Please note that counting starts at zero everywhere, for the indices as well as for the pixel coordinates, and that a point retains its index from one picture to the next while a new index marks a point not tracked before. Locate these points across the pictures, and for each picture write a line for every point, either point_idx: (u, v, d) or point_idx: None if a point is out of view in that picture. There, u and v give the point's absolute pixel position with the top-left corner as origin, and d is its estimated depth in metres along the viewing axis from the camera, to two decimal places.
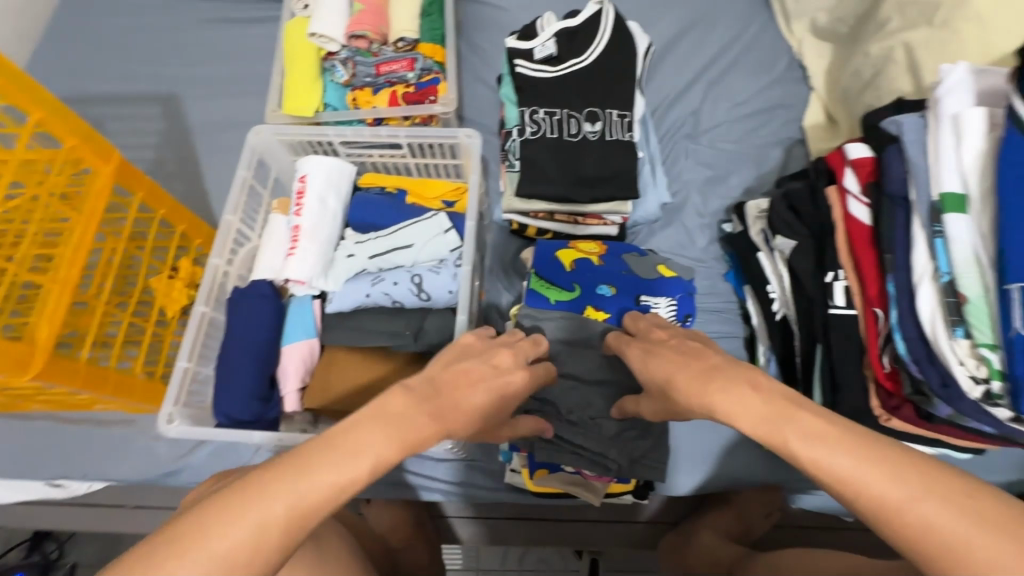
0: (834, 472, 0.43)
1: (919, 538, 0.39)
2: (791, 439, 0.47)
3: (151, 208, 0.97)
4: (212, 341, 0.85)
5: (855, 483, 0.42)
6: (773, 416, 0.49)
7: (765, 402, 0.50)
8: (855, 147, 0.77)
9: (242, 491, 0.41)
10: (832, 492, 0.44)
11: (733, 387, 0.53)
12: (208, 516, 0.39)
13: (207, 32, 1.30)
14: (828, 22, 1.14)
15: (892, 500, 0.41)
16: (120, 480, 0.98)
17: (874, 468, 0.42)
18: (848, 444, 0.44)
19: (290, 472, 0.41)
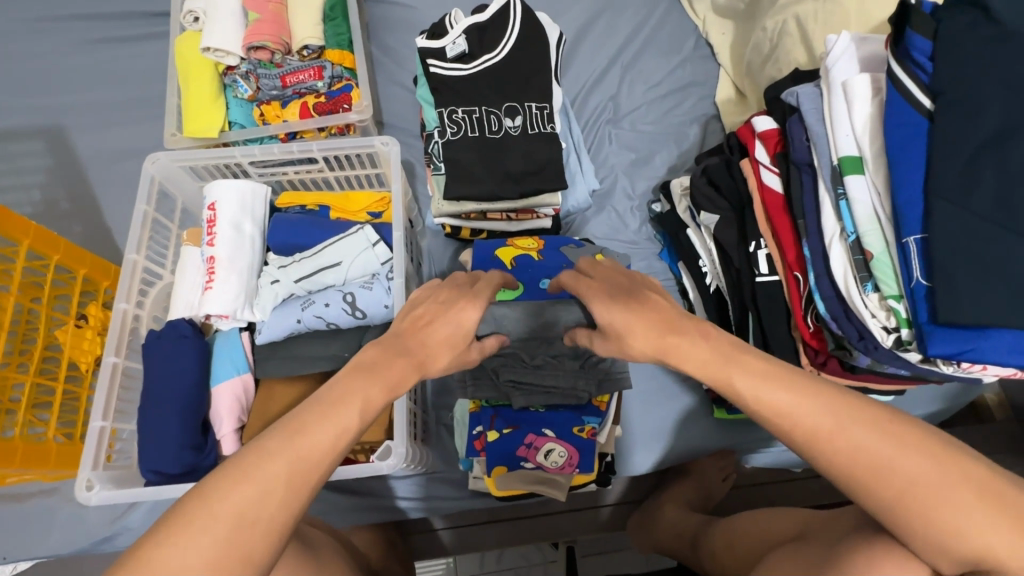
0: (776, 409, 0.48)
1: (843, 461, 0.45)
2: (737, 382, 0.51)
3: (43, 254, 0.87)
4: (129, 394, 0.78)
5: (790, 417, 0.48)
6: (722, 365, 0.53)
7: (713, 348, 0.54)
8: (762, 120, 0.81)
9: (201, 515, 0.42)
10: (769, 425, 0.49)
11: (687, 338, 0.55)
12: (171, 543, 0.41)
13: (87, 53, 1.19)
14: (727, 0, 1.19)
15: (822, 428, 0.46)
16: (47, 556, 0.89)
17: (805, 403, 0.48)
18: (784, 383, 0.49)
19: (239, 479, 0.44)
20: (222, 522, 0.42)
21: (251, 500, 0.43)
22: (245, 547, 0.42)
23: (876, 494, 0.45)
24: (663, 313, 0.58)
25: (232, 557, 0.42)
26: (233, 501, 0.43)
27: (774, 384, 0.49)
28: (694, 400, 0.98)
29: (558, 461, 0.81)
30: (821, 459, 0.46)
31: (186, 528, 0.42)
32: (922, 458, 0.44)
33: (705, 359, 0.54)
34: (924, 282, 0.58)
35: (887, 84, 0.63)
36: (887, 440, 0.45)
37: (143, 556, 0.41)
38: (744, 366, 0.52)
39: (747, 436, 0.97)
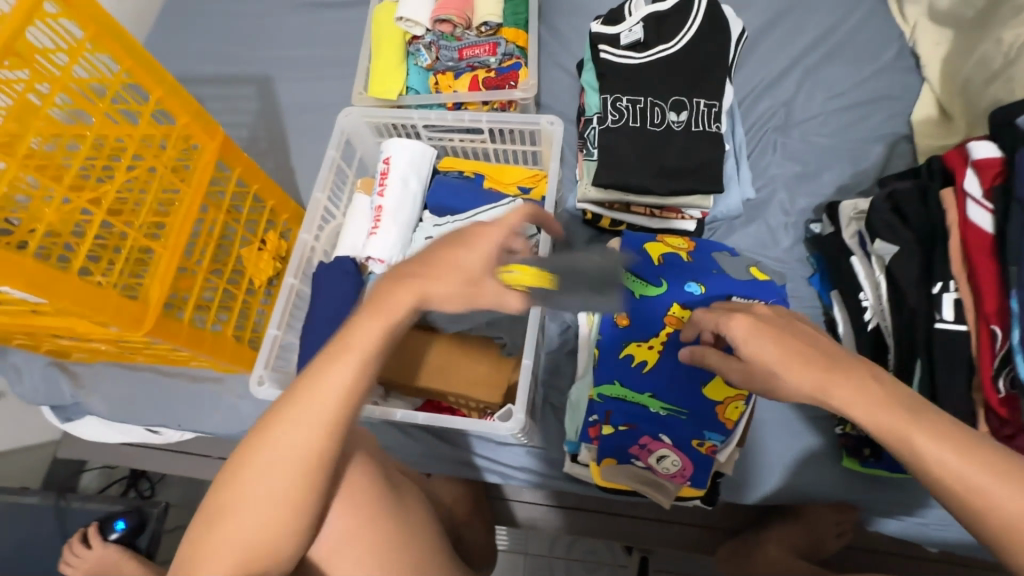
0: (945, 472, 0.45)
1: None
2: (916, 438, 0.46)
3: (247, 183, 1.03)
4: (298, 313, 0.90)
5: (981, 494, 0.44)
6: (904, 426, 0.47)
7: (881, 391, 0.48)
8: (981, 146, 0.70)
9: (270, 460, 0.47)
10: (948, 495, 0.45)
11: (857, 377, 0.49)
12: (251, 477, 0.47)
13: (300, 17, 1.36)
14: (950, 6, 1.03)
15: (1021, 516, 0.43)
16: (208, 432, 1.07)
17: (1002, 484, 0.44)
18: (978, 458, 0.45)
19: (291, 419, 0.47)
20: (285, 461, 0.47)
21: (302, 442, 0.47)
22: (300, 489, 0.47)
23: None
24: (817, 350, 0.52)
25: (297, 493, 0.47)
26: (293, 449, 0.47)
27: (945, 446, 0.45)
28: (820, 441, 0.90)
29: (670, 468, 0.80)
30: (1012, 546, 0.43)
31: (258, 464, 0.47)
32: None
33: (873, 408, 0.48)
34: None
35: None
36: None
37: (231, 485, 0.47)
38: (930, 430, 0.46)
39: (879, 496, 0.86)
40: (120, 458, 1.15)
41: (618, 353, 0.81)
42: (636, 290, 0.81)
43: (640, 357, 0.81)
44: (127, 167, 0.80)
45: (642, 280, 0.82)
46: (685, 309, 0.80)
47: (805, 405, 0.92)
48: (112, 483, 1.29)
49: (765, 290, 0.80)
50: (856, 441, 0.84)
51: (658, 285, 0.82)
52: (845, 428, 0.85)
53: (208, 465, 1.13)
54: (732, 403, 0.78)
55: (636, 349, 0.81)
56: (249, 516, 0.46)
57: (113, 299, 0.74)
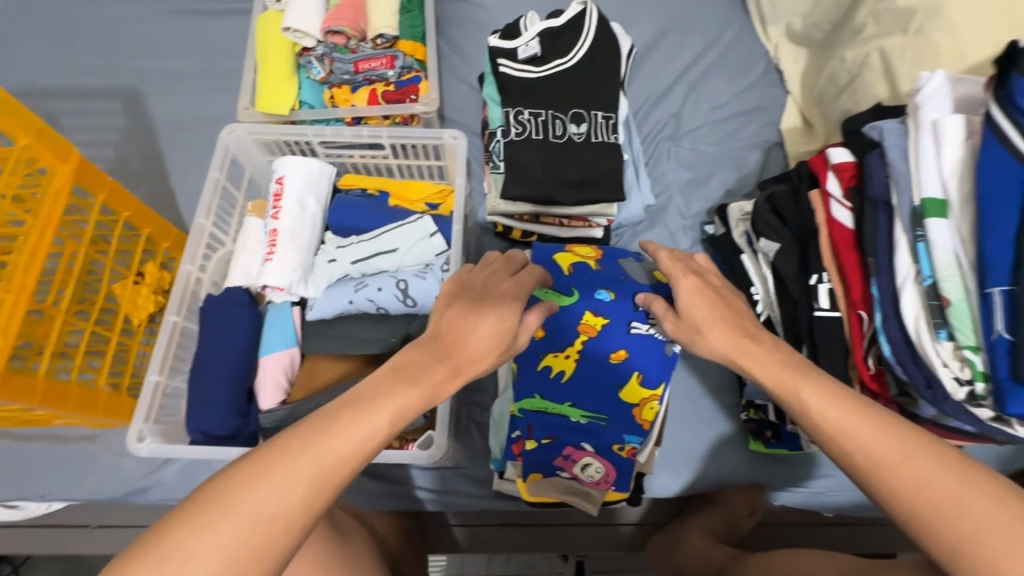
0: (841, 426, 0.48)
1: (905, 490, 0.44)
2: (803, 392, 0.52)
3: (115, 210, 0.91)
4: (184, 353, 0.81)
5: (848, 433, 0.47)
6: (791, 379, 0.53)
7: (787, 362, 0.55)
8: (837, 152, 0.79)
9: (281, 471, 0.41)
10: (824, 438, 0.49)
11: (766, 350, 0.57)
12: (238, 492, 0.40)
13: (171, 24, 1.24)
14: (804, 27, 1.16)
15: (887, 456, 0.45)
16: (82, 499, 0.92)
17: (868, 424, 0.47)
18: (847, 398, 0.50)
19: (310, 435, 0.43)
20: (299, 481, 0.41)
21: (334, 456, 0.43)
22: (289, 515, 0.40)
23: (939, 538, 0.42)
24: (741, 321, 0.61)
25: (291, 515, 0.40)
26: (308, 463, 0.42)
27: (834, 400, 0.50)
28: (729, 428, 0.96)
29: (594, 475, 0.82)
30: (880, 487, 0.45)
31: (256, 485, 0.40)
32: (997, 509, 0.41)
33: (776, 366, 0.55)
34: (1007, 337, 0.56)
35: (986, 128, 0.60)
36: (950, 479, 0.43)
37: (204, 504, 0.40)
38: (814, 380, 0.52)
39: (782, 473, 0.94)
40: None
41: (535, 366, 0.80)
42: (550, 303, 0.81)
43: (558, 367, 0.80)
44: None
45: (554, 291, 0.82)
46: (601, 317, 0.80)
47: (713, 396, 0.98)
48: None
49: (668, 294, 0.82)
50: (760, 425, 0.91)
51: (570, 294, 0.82)
52: (749, 414, 0.91)
53: (85, 537, 0.97)
54: (647, 404, 0.81)
55: (553, 360, 0.80)
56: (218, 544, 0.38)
57: None
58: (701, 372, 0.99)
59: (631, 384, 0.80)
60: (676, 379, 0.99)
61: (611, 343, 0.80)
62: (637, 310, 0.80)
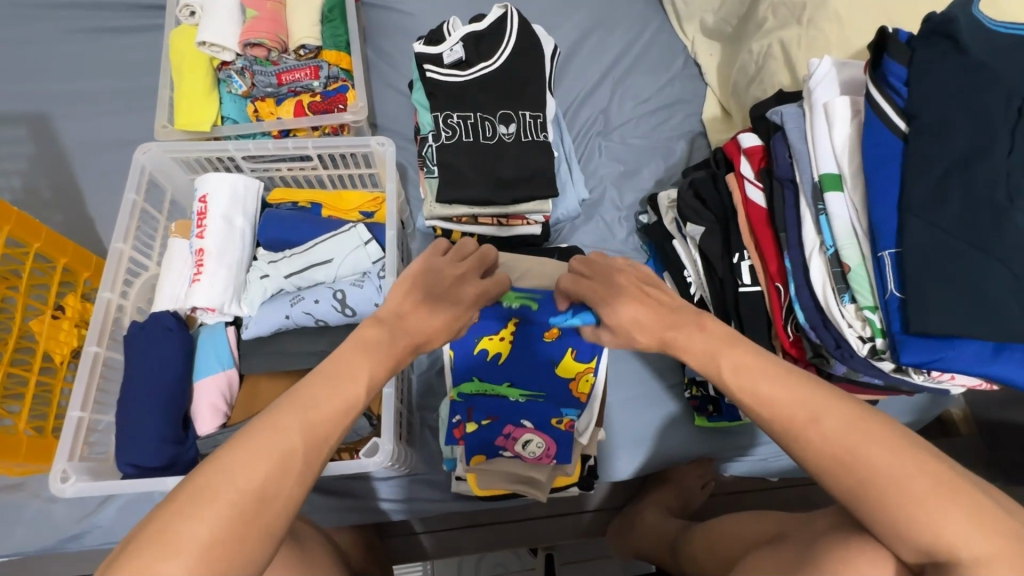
0: (758, 396, 0.53)
1: (813, 447, 0.49)
2: (728, 373, 0.56)
3: (24, 242, 0.85)
4: (110, 385, 0.77)
5: (768, 403, 0.52)
6: (716, 351, 0.58)
7: (709, 340, 0.60)
8: (747, 137, 0.84)
9: (218, 491, 0.41)
10: (749, 410, 0.53)
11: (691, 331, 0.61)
12: (190, 517, 0.40)
13: (77, 43, 1.17)
14: (715, 22, 1.22)
15: (797, 417, 0.50)
16: (10, 554, 0.86)
17: (783, 391, 0.52)
18: (770, 374, 0.53)
19: (244, 452, 0.44)
20: (237, 496, 0.41)
21: (264, 472, 0.43)
22: (234, 534, 0.40)
23: (841, 484, 0.47)
24: (664, 308, 0.65)
25: (253, 526, 0.41)
26: (250, 474, 0.43)
27: (757, 373, 0.54)
28: (676, 407, 1.00)
29: (536, 451, 0.81)
30: (797, 444, 0.50)
31: (194, 505, 0.41)
32: (892, 452, 0.47)
33: (699, 347, 0.60)
34: (898, 294, 0.61)
35: (866, 107, 0.66)
36: (853, 431, 0.48)
37: (157, 534, 0.39)
38: (732, 357, 0.57)
39: (727, 444, 0.98)
40: None
41: (473, 351, 0.86)
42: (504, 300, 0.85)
43: (495, 349, 0.87)
44: None
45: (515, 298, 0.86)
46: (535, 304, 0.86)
47: (659, 378, 1.01)
48: None
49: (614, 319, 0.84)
50: (702, 401, 0.95)
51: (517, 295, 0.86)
52: (692, 391, 0.95)
53: None
54: (583, 377, 0.86)
55: (489, 343, 0.87)
56: (185, 563, 0.38)
57: None
58: (645, 356, 1.03)
59: (567, 359, 0.86)
60: (622, 365, 1.02)
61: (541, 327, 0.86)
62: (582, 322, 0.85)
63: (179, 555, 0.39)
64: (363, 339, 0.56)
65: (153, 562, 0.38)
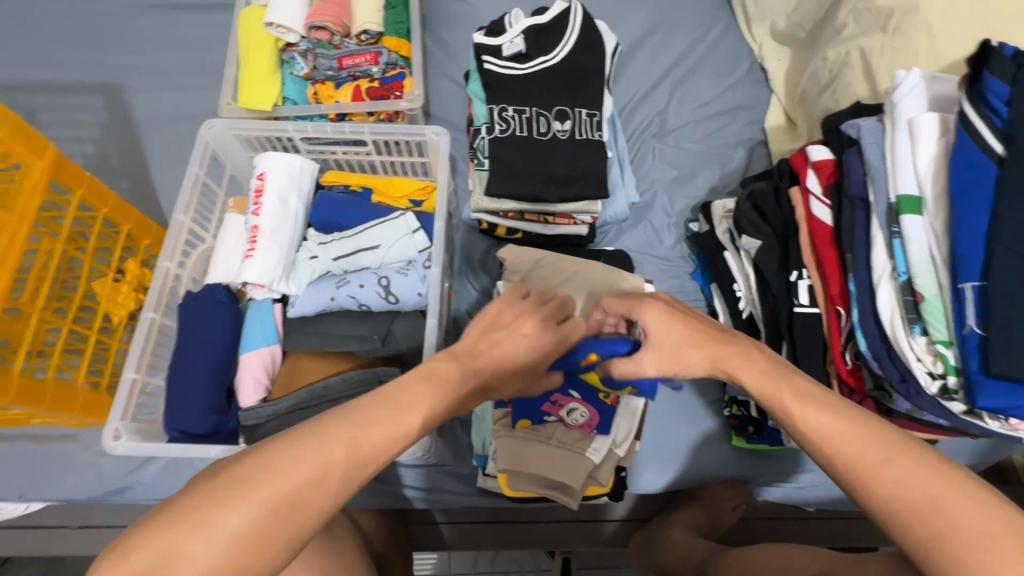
0: (824, 432, 0.49)
1: (883, 491, 0.46)
2: (787, 403, 0.52)
3: (93, 207, 0.90)
4: (164, 350, 0.80)
5: (831, 440, 0.49)
6: (775, 381, 0.54)
7: (767, 366, 0.56)
8: (817, 150, 0.79)
9: (255, 483, 0.42)
10: (808, 445, 0.50)
11: (748, 357, 0.57)
12: (226, 503, 0.41)
13: (153, 18, 1.22)
14: (787, 26, 1.16)
15: (869, 457, 0.47)
16: (60, 499, 0.91)
17: (850, 431, 0.49)
18: (839, 410, 0.50)
19: (288, 451, 0.44)
20: (274, 496, 0.42)
21: (303, 479, 0.43)
22: (259, 535, 0.41)
23: (917, 536, 0.44)
24: (709, 328, 0.61)
25: (281, 529, 0.42)
26: (298, 477, 0.43)
27: (823, 408, 0.50)
28: (713, 425, 0.97)
29: (579, 419, 0.81)
30: (866, 489, 0.46)
31: (233, 492, 0.42)
32: (975, 508, 0.43)
33: (757, 374, 0.56)
34: (978, 332, 0.57)
35: (958, 126, 0.61)
36: (933, 481, 0.45)
37: (192, 511, 0.41)
38: (796, 385, 0.53)
39: (764, 468, 0.94)
40: None
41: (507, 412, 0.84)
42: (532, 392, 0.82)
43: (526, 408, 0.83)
44: None
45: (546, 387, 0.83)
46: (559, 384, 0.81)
47: (697, 393, 0.98)
48: None
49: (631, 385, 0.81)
50: (742, 421, 0.92)
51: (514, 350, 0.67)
52: (732, 410, 0.92)
53: (64, 537, 0.96)
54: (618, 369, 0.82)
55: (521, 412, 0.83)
56: (216, 549, 0.39)
57: None
58: None
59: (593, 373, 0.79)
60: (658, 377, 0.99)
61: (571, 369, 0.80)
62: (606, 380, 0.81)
63: (206, 540, 0.39)
64: (433, 371, 0.54)
65: (186, 537, 0.39)
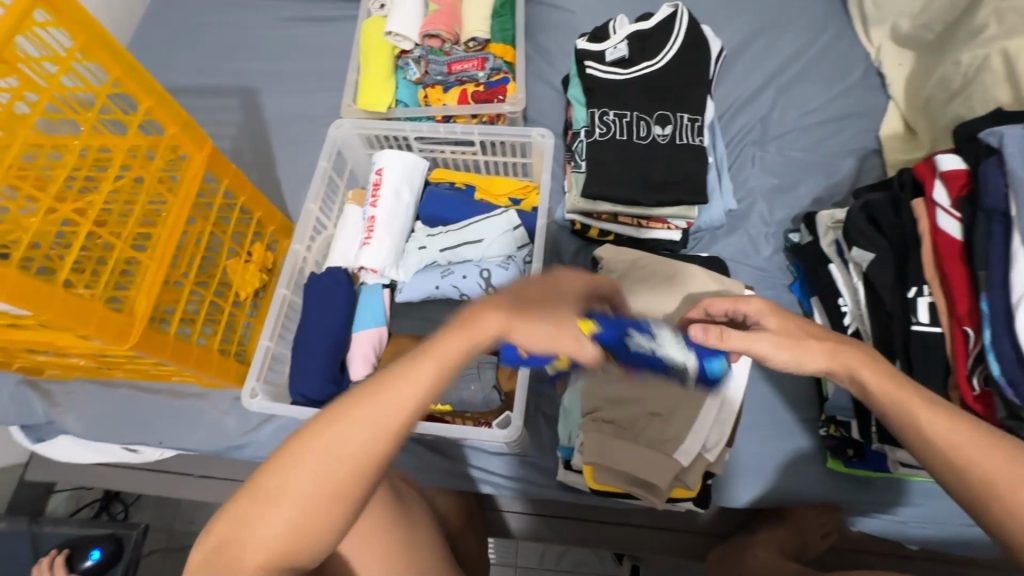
0: (955, 446, 0.50)
1: (1015, 513, 0.47)
2: (916, 412, 0.52)
3: (234, 194, 1.02)
4: (290, 324, 0.89)
5: (969, 455, 0.49)
6: (904, 392, 0.54)
7: (892, 371, 0.55)
8: (947, 158, 0.74)
9: (301, 459, 0.49)
10: (939, 458, 0.51)
11: (872, 361, 0.56)
12: (283, 477, 0.49)
13: (286, 29, 1.36)
14: (911, 29, 1.09)
15: (1003, 478, 0.48)
16: (190, 449, 1.04)
17: (984, 445, 0.49)
18: (973, 428, 0.50)
19: (324, 427, 0.50)
20: (317, 468, 0.49)
21: (342, 450, 0.50)
22: (320, 498, 0.49)
23: None
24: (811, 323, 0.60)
25: (334, 497, 0.49)
26: (336, 453, 0.49)
27: (956, 424, 0.50)
28: (806, 444, 0.93)
29: (661, 434, 0.81)
30: (991, 506, 0.48)
31: (289, 468, 0.49)
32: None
33: (884, 378, 0.55)
34: None
35: None
36: None
37: (256, 488, 0.49)
38: (927, 398, 0.53)
39: (861, 495, 0.89)
40: (97, 481, 1.12)
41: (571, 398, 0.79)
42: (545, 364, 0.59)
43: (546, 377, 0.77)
44: (114, 177, 0.78)
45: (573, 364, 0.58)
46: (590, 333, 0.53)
47: (789, 410, 0.95)
48: (80, 507, 1.27)
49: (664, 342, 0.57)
50: (840, 442, 0.87)
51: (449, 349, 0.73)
52: (829, 430, 0.88)
53: (189, 483, 1.10)
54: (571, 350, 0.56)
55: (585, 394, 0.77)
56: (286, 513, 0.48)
57: (99, 313, 0.73)
58: (776, 385, 0.96)
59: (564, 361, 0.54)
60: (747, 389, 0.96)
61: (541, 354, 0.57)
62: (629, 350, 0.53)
63: (275, 504, 0.49)
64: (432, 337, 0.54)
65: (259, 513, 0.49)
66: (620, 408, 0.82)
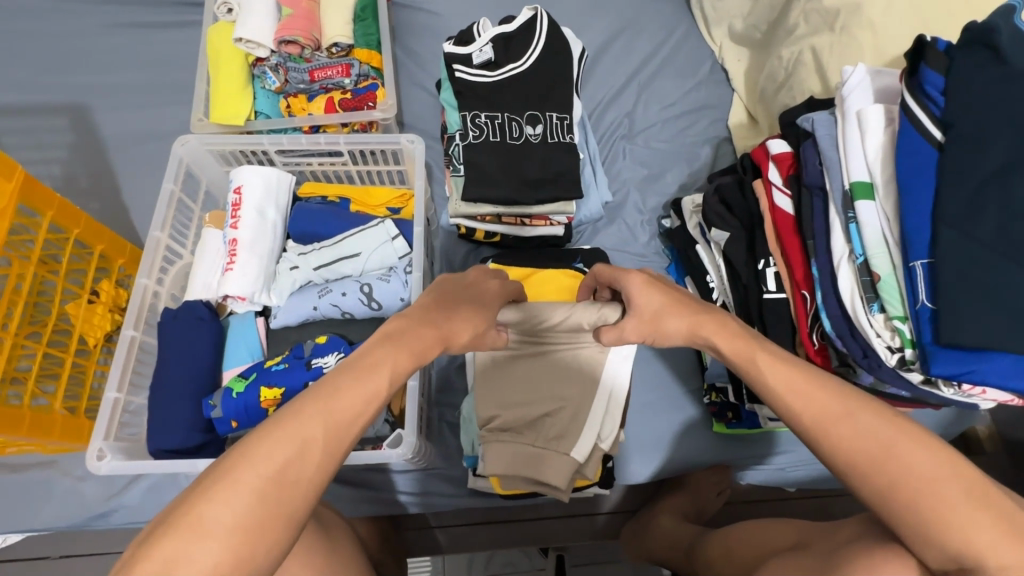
0: (792, 390, 0.52)
1: (843, 447, 0.48)
2: (759, 361, 0.55)
3: (64, 227, 0.88)
4: (144, 368, 0.79)
5: (804, 401, 0.51)
6: (747, 348, 0.57)
7: (741, 332, 0.59)
8: (776, 143, 0.83)
9: (245, 474, 0.43)
10: (779, 405, 0.53)
11: (722, 324, 0.60)
12: (218, 499, 0.42)
13: (118, 37, 1.21)
14: (743, 28, 1.22)
15: (832, 412, 0.50)
16: (40, 529, 0.89)
17: (816, 389, 0.51)
18: (806, 371, 0.53)
19: (275, 429, 0.45)
20: (262, 482, 0.43)
21: (288, 462, 0.44)
22: (260, 520, 0.42)
23: (872, 481, 0.47)
24: (690, 298, 0.64)
25: (276, 510, 0.43)
26: (264, 469, 0.43)
27: (794, 369, 0.53)
28: (695, 412, 1.00)
29: (553, 430, 0.83)
30: (826, 444, 0.49)
31: (226, 487, 0.42)
32: (926, 455, 0.47)
33: (733, 340, 0.58)
34: (929, 305, 0.61)
35: (901, 115, 0.66)
36: (890, 430, 0.48)
37: (188, 514, 0.41)
38: (767, 351, 0.56)
39: (744, 452, 0.97)
40: None
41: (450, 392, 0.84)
42: (235, 389, 0.74)
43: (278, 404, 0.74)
44: None
45: (239, 377, 0.75)
46: (275, 389, 0.73)
47: (678, 383, 1.01)
48: None
49: (334, 344, 0.76)
50: (722, 407, 0.95)
51: (246, 378, 0.75)
52: (711, 397, 0.95)
53: (45, 568, 0.94)
54: (276, 394, 0.73)
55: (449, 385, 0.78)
56: (215, 547, 0.40)
57: None
58: (662, 361, 1.03)
59: (269, 392, 0.73)
60: (639, 369, 1.02)
61: (291, 386, 0.73)
62: (308, 369, 0.74)
63: (201, 536, 0.40)
64: (388, 331, 0.56)
65: (180, 545, 0.40)
66: (518, 411, 0.83)
